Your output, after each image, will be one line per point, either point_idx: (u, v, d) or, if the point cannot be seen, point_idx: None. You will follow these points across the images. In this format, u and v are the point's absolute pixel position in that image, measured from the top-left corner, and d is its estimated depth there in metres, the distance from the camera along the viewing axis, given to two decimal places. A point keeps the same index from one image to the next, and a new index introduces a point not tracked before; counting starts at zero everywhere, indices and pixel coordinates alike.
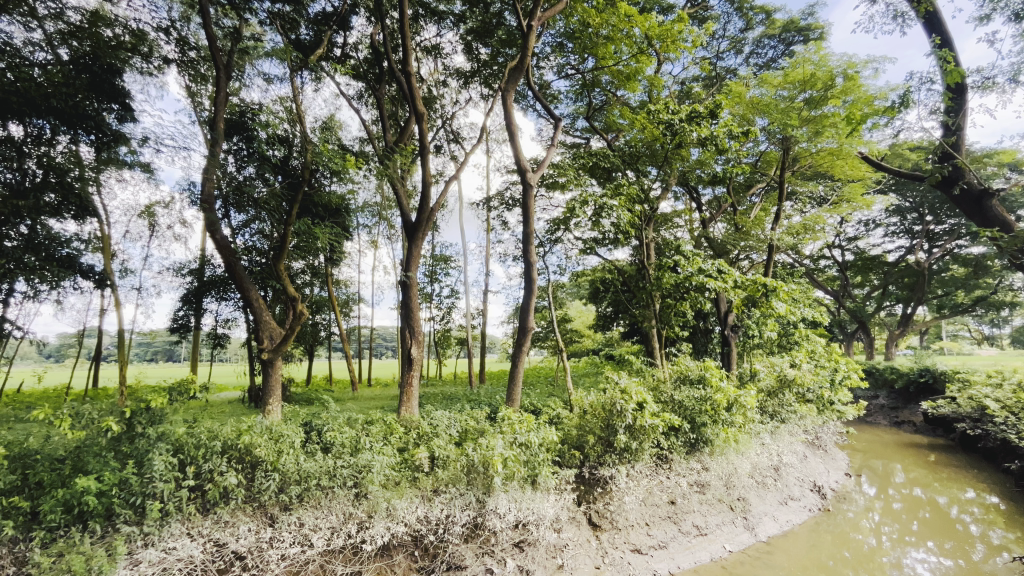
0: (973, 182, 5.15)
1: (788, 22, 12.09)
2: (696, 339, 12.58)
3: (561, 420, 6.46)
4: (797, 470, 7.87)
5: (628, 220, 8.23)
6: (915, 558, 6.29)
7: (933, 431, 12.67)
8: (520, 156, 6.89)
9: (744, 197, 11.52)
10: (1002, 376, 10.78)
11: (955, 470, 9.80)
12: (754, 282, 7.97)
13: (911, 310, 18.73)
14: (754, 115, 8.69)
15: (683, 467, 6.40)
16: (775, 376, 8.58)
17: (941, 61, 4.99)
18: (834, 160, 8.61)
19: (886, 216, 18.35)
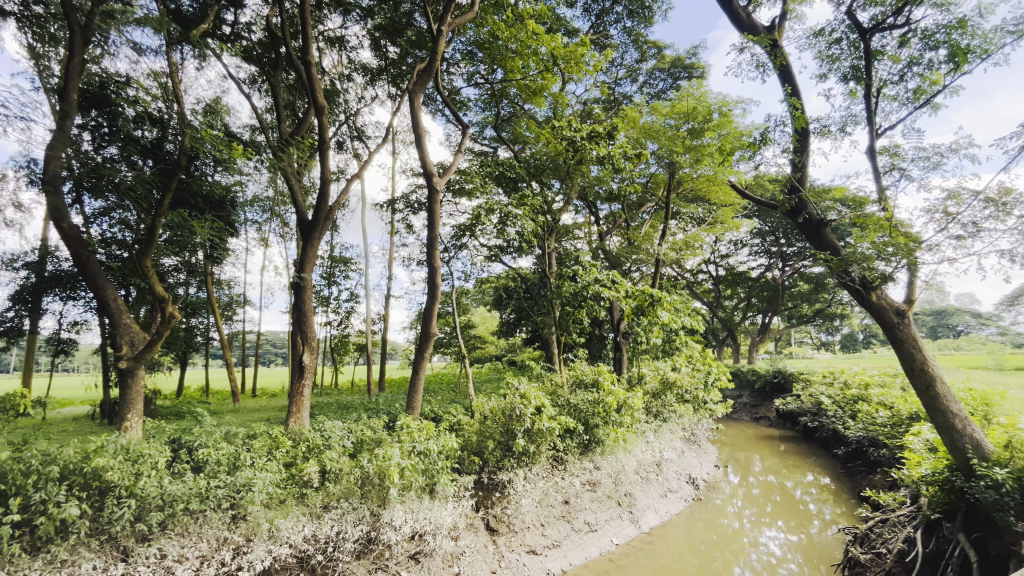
0: (812, 213, 5.93)
1: (676, 59, 13.41)
2: (592, 345, 13.33)
3: (462, 426, 6.42)
4: (676, 464, 8.65)
5: (532, 230, 8.47)
6: (769, 536, 7.22)
7: (783, 424, 14.67)
8: (427, 159, 6.77)
9: (636, 214, 12.50)
10: (834, 376, 12.93)
11: (799, 457, 11.45)
12: (642, 292, 8.67)
13: (768, 320, 21.60)
14: (646, 139, 9.47)
15: (577, 467, 6.69)
16: (659, 378, 9.36)
17: (791, 107, 5.82)
18: (710, 185, 9.73)
19: (751, 238, 21.01)
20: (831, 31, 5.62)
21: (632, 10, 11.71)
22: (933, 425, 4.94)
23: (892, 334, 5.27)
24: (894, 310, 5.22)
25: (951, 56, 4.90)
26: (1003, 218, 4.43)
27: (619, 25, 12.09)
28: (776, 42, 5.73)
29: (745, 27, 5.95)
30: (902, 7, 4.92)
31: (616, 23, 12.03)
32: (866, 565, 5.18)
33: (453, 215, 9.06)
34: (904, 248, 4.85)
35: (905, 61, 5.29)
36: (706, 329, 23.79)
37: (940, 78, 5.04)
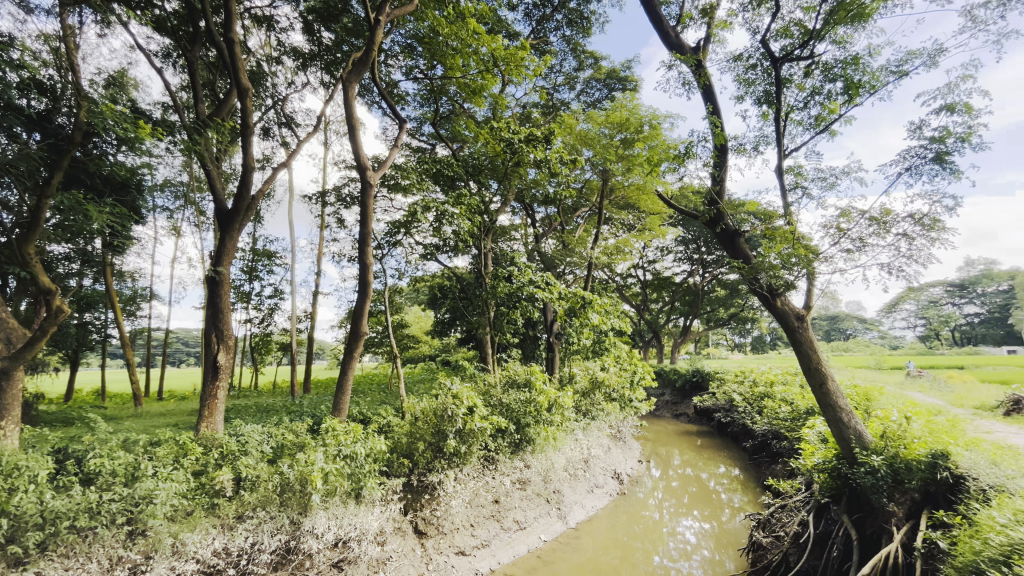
0: (728, 224, 6.38)
1: (611, 71, 13.94)
2: (526, 345, 13.54)
3: (391, 428, 6.27)
4: (602, 460, 8.97)
5: (469, 229, 8.45)
6: (685, 526, 7.69)
7: (699, 419, 15.72)
8: (360, 151, 6.52)
9: (570, 218, 12.85)
10: (745, 375, 14.04)
11: (713, 450, 12.30)
12: (575, 294, 8.93)
13: (689, 322, 23.06)
14: (581, 146, 9.76)
15: (507, 466, 6.75)
16: (588, 378, 9.67)
17: (712, 124, 6.23)
18: (640, 194, 10.21)
19: (676, 245, 22.29)
20: (748, 57, 6.10)
21: (571, 20, 12.02)
22: (825, 419, 5.51)
23: (793, 336, 5.79)
24: (795, 315, 5.75)
25: (846, 89, 5.49)
26: (883, 235, 5.04)
27: (558, 33, 12.37)
28: (701, 63, 6.12)
29: (674, 46, 6.30)
30: (808, 41, 5.44)
31: (556, 30, 12.29)
32: (767, 548, 5.68)
33: (387, 211, 8.82)
34: (805, 259, 5.36)
35: (809, 90, 5.85)
36: (634, 331, 24.93)
37: (837, 108, 5.63)
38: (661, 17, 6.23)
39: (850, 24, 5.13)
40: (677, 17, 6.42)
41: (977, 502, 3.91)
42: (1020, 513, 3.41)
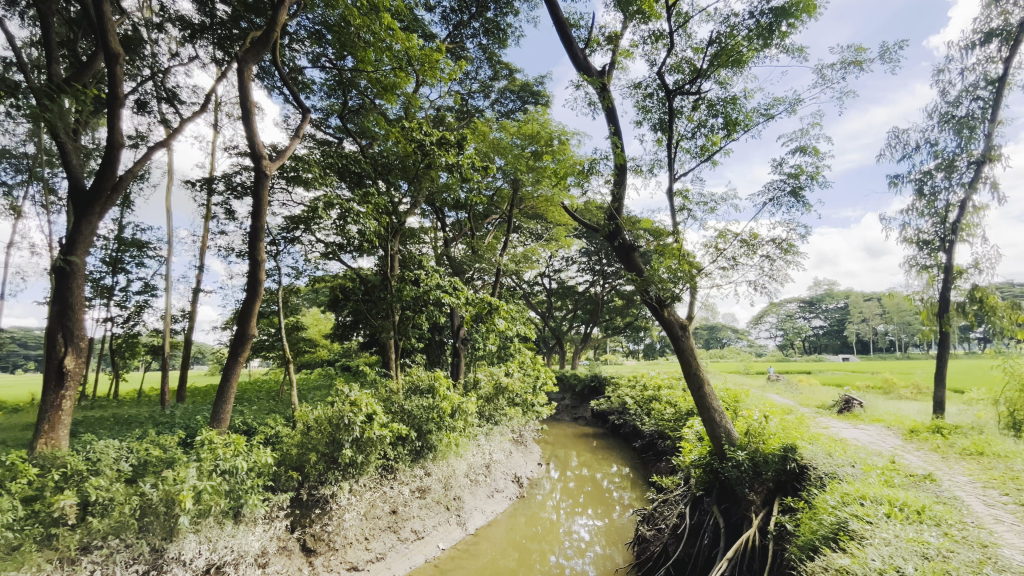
0: (625, 238, 6.80)
1: (525, 84, 14.35)
2: (431, 351, 13.36)
3: (280, 438, 5.80)
4: (503, 465, 9.10)
5: (375, 230, 8.14)
6: (580, 525, 8.04)
7: (596, 422, 16.60)
8: (255, 138, 5.98)
9: (481, 224, 12.94)
10: (637, 380, 15.10)
11: (606, 451, 13.03)
12: (482, 300, 8.97)
13: (590, 330, 24.31)
14: (493, 155, 9.91)
15: (407, 475, 6.56)
16: (492, 384, 9.77)
17: (614, 144, 6.65)
18: (548, 205, 10.57)
19: (579, 256, 23.41)
20: (646, 86, 6.60)
21: (488, 29, 12.17)
22: (701, 419, 6.08)
23: (677, 344, 6.32)
24: (680, 325, 6.28)
25: (726, 125, 6.19)
26: (751, 255, 5.73)
27: (474, 41, 12.47)
28: (606, 86, 6.51)
29: (582, 68, 6.63)
30: (696, 78, 6.04)
31: (473, 38, 12.38)
32: (650, 540, 6.14)
33: (285, 205, 8.19)
34: (688, 274, 5.91)
35: (697, 122, 6.48)
36: (538, 337, 25.65)
37: (718, 141, 6.30)
38: (572, 39, 6.53)
39: (731, 68, 5.79)
40: (586, 40, 6.79)
41: (816, 488, 4.57)
42: (846, 496, 4.06)
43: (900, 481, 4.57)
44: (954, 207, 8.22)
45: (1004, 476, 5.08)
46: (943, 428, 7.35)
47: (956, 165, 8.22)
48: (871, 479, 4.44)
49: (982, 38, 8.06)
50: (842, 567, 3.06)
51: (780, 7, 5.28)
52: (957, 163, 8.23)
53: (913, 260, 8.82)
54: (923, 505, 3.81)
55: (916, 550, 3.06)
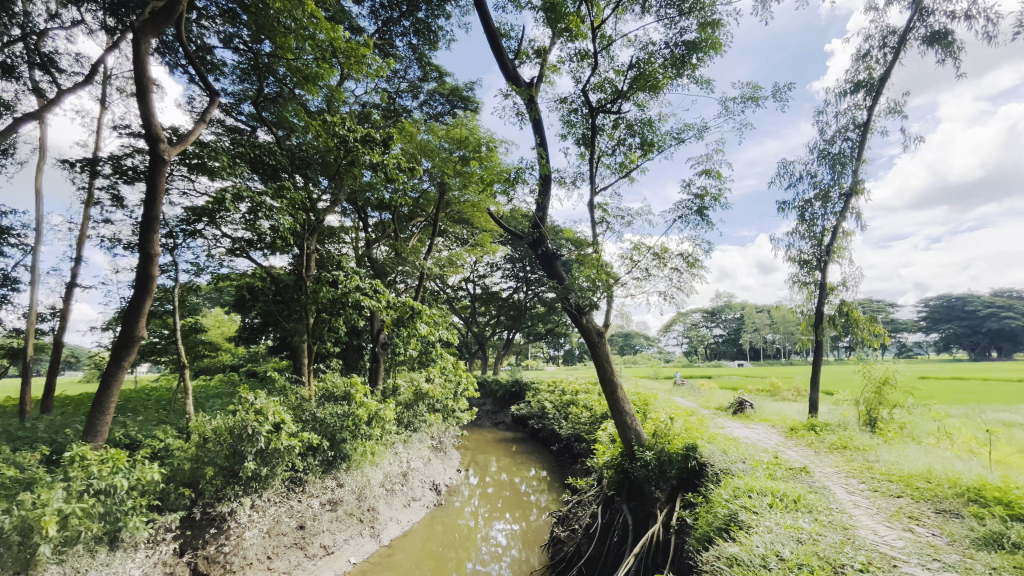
0: (548, 246, 6.95)
1: (455, 89, 14.31)
2: (348, 356, 13.02)
3: (170, 452, 5.23)
4: (421, 473, 8.91)
5: (291, 227, 7.64)
6: (497, 530, 8.08)
7: (515, 427, 16.80)
8: (152, 118, 5.37)
9: (405, 227, 12.63)
10: (557, 385, 15.52)
11: (525, 455, 13.21)
12: (404, 304, 8.67)
13: (512, 336, 24.62)
14: (421, 157, 9.74)
15: (317, 487, 6.20)
16: (412, 390, 9.56)
17: (540, 155, 6.82)
18: (474, 211, 10.58)
19: (504, 263, 23.64)
20: (571, 102, 6.86)
21: (418, 29, 11.99)
22: (614, 422, 6.37)
23: (594, 350, 6.55)
24: (597, 331, 6.54)
25: (643, 144, 6.61)
26: (662, 268, 6.14)
27: (404, 39, 12.24)
28: (534, 98, 6.66)
29: (512, 78, 6.74)
30: (617, 98, 6.39)
31: (403, 36, 12.15)
32: (564, 540, 6.31)
33: (185, 194, 7.46)
34: (605, 283, 6.20)
35: (617, 140, 6.84)
36: (461, 343, 25.48)
37: (636, 159, 6.70)
38: (502, 48, 6.63)
39: (648, 92, 6.20)
40: (516, 51, 6.91)
41: (712, 483, 4.98)
42: (737, 489, 4.45)
43: (780, 474, 5.11)
44: (829, 232, 9.41)
45: (861, 466, 5.88)
46: (816, 425, 8.35)
47: (830, 196, 9.43)
48: (758, 473, 4.93)
49: (852, 88, 9.35)
50: (732, 555, 3.34)
51: (692, 42, 5.76)
52: (831, 194, 9.44)
53: (796, 277, 9.95)
54: (799, 495, 4.30)
55: (793, 536, 3.44)
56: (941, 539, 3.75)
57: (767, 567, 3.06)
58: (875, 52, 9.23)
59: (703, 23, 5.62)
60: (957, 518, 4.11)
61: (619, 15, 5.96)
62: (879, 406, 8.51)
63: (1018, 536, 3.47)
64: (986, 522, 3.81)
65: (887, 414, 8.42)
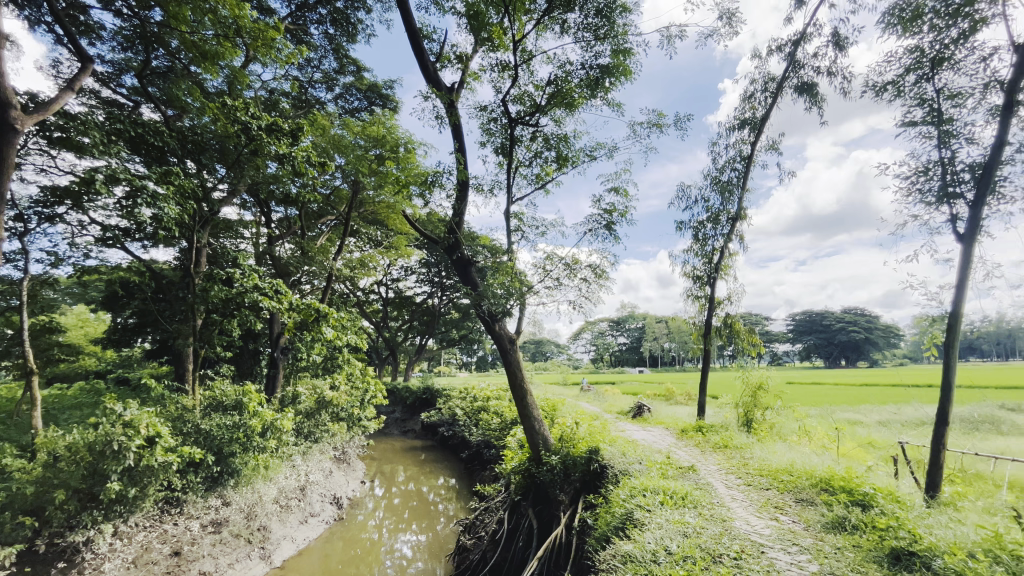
0: (463, 253, 6.91)
1: (373, 85, 13.84)
2: (242, 361, 12.08)
3: (7, 475, 4.41)
4: (321, 486, 8.39)
5: (177, 217, 6.84)
6: (402, 542, 7.83)
7: (425, 435, 16.45)
8: (3, 80, 4.54)
9: (313, 224, 11.90)
10: (468, 391, 15.50)
11: (433, 463, 12.99)
12: (308, 306, 8.05)
13: (425, 341, 24.14)
14: (333, 151, 9.31)
15: (197, 508, 5.60)
16: (313, 398, 9.01)
17: (459, 161, 6.80)
18: (389, 213, 10.27)
19: (419, 267, 23.17)
20: (492, 110, 6.91)
21: (336, 19, 11.44)
22: (522, 428, 6.47)
23: (506, 357, 6.60)
24: (509, 338, 6.60)
25: (558, 158, 6.87)
26: (572, 278, 6.39)
27: (320, 27, 11.60)
28: (453, 103, 6.63)
29: (432, 81, 6.66)
30: (535, 112, 6.57)
31: (318, 24, 11.51)
32: (470, 548, 6.28)
33: (43, 171, 6.41)
34: (518, 291, 6.31)
35: (534, 152, 7.03)
36: (369, 348, 24.48)
37: (551, 172, 6.93)
38: (423, 50, 6.53)
39: (565, 109, 6.45)
40: (437, 54, 6.84)
41: (611, 484, 5.25)
42: (633, 489, 4.74)
43: (671, 473, 5.53)
44: (717, 251, 10.43)
45: (739, 463, 6.53)
46: (703, 427, 9.15)
47: (720, 219, 10.47)
48: (652, 473, 5.29)
49: (739, 124, 10.49)
50: (626, 551, 3.54)
51: (605, 66, 6.10)
52: (720, 217, 10.48)
53: (690, 291, 10.89)
54: (687, 492, 4.68)
55: (680, 530, 3.73)
56: (799, 525, 4.29)
57: (656, 562, 3.27)
58: (759, 95, 10.45)
59: (616, 50, 5.98)
60: (812, 505, 4.72)
61: (539, 32, 6.14)
62: (754, 408, 9.52)
63: (856, 519, 4.08)
64: (833, 508, 4.42)
65: (760, 415, 9.47)
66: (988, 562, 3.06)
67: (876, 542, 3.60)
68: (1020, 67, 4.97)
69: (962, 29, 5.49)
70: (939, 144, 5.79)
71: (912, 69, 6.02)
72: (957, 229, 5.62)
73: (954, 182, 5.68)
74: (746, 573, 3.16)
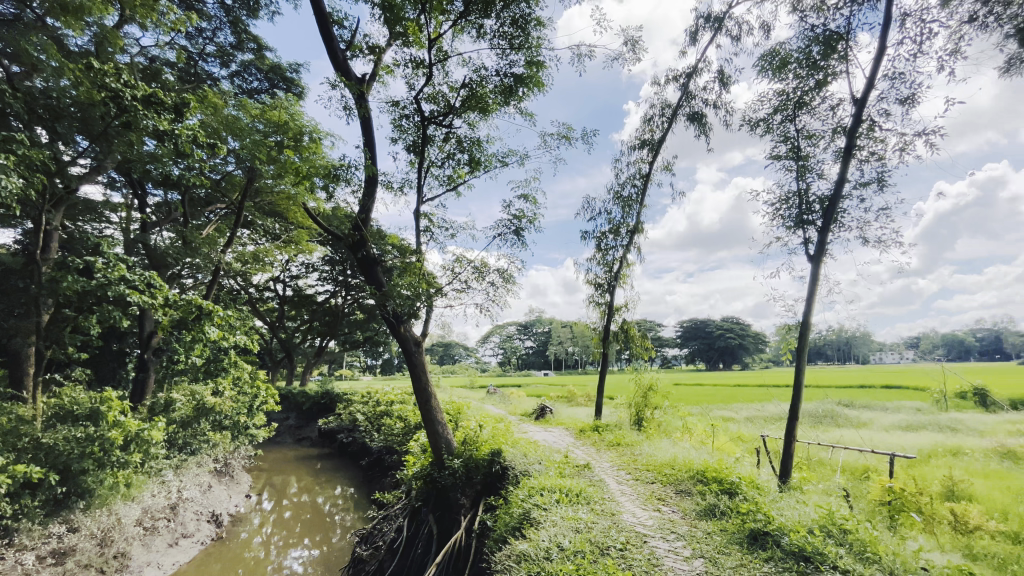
0: (370, 251, 6.65)
1: (275, 66, 12.86)
2: (102, 364, 10.51)
3: None
4: (196, 503, 7.56)
5: (21, 193, 5.78)
6: (292, 558, 7.30)
7: (322, 442, 15.51)
8: None
9: (199, 212, 10.74)
10: (371, 396, 14.92)
11: (331, 472, 12.27)
12: (189, 302, 7.21)
13: (325, 343, 22.82)
14: (225, 134, 8.50)
15: (33, 537, 4.74)
16: (191, 405, 8.09)
17: (369, 155, 6.53)
18: (289, 205, 9.58)
19: (322, 264, 21.87)
20: (404, 106, 6.75)
21: None
22: (425, 431, 6.35)
23: (410, 360, 6.44)
24: (414, 340, 6.43)
25: (470, 162, 6.88)
26: (480, 281, 6.43)
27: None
28: (363, 95, 6.37)
29: (341, 69, 6.35)
30: (449, 113, 6.54)
31: None
32: (366, 559, 6.03)
33: None
34: (426, 293, 6.20)
35: (446, 153, 6.99)
36: (262, 349, 22.60)
37: (463, 175, 6.93)
38: (332, 36, 6.20)
39: (479, 113, 6.50)
40: (348, 43, 6.54)
41: (511, 485, 5.35)
42: (531, 488, 4.87)
43: (568, 471, 5.78)
44: (617, 261, 11.13)
45: (629, 459, 7.00)
46: (599, 426, 9.67)
47: (620, 231, 11.18)
48: (550, 472, 5.49)
49: (640, 144, 11.31)
50: (520, 550, 3.62)
51: (519, 75, 6.24)
52: (620, 229, 11.19)
53: (592, 298, 11.48)
54: (581, 489, 4.92)
55: (573, 526, 3.91)
56: (678, 514, 4.70)
57: (548, 558, 3.39)
58: (657, 119, 11.34)
59: (530, 61, 6.16)
60: (689, 495, 5.21)
61: (455, 33, 6.13)
62: (645, 408, 10.27)
63: (724, 505, 4.56)
64: (706, 497, 4.91)
65: (650, 414, 10.24)
66: (823, 537, 3.58)
67: (739, 525, 4.06)
68: (857, 117, 5.95)
69: (817, 80, 6.44)
70: (798, 176, 6.72)
71: (779, 110, 6.92)
72: (808, 251, 6.55)
73: (807, 211, 6.62)
74: (628, 562, 3.39)
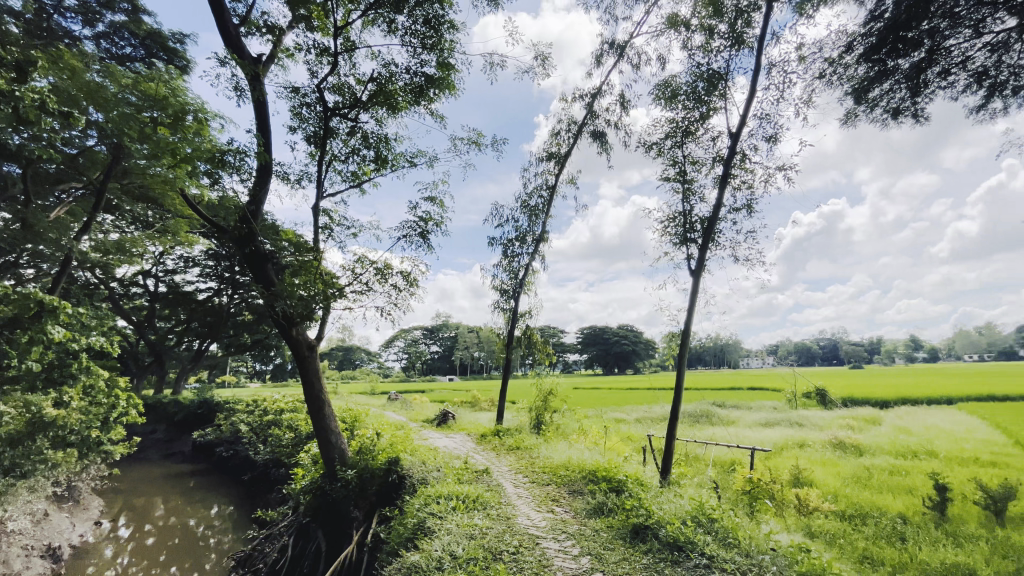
0: (260, 246, 6.14)
1: (154, 33, 11.37)
2: None
3: None
4: (27, 536, 6.50)
5: None
6: None
7: (196, 458, 13.91)
8: None
9: (46, 190, 9.13)
10: (257, 404, 13.68)
11: (206, 490, 11.02)
12: (25, 295, 5.99)
13: (205, 346, 20.51)
14: (85, 102, 7.33)
15: None
16: (24, 418, 6.81)
17: (263, 143, 6.03)
18: (164, 190, 8.48)
19: (204, 258, 19.68)
20: (304, 94, 6.33)
21: None
22: (316, 441, 5.95)
23: (302, 365, 5.99)
24: (307, 344, 5.96)
25: (376, 158, 6.64)
26: (382, 283, 6.20)
27: None
28: (259, 77, 5.87)
29: (234, 46, 5.80)
30: (355, 106, 6.26)
31: None
32: None
33: None
34: (324, 293, 5.73)
35: (351, 148, 6.68)
36: (124, 353, 19.73)
37: (368, 172, 6.66)
38: (224, 9, 5.65)
39: (386, 110, 6.31)
40: (243, 18, 6.00)
41: (407, 495, 5.21)
42: (427, 497, 4.77)
43: (467, 477, 5.75)
44: (522, 268, 11.40)
45: (527, 462, 7.17)
46: (501, 431, 9.79)
47: (526, 239, 11.48)
48: (448, 479, 5.41)
49: (547, 156, 11.71)
50: (412, 561, 3.53)
51: (430, 76, 6.18)
52: (527, 237, 11.49)
53: (497, 303, 11.63)
54: (478, 494, 4.92)
55: (467, 533, 3.89)
56: (569, 514, 4.89)
57: (440, 567, 3.34)
58: (564, 134, 11.84)
59: (442, 63, 6.11)
60: (581, 494, 5.46)
61: (365, 25, 5.91)
62: (545, 411, 10.59)
63: (611, 503, 4.84)
64: (596, 496, 5.18)
65: (549, 417, 10.57)
66: (693, 527, 3.95)
67: (624, 521, 4.33)
68: (732, 149, 6.71)
69: (701, 113, 7.17)
70: (684, 198, 7.41)
71: (670, 136, 7.58)
72: (691, 265, 7.22)
73: (690, 229, 7.32)
74: (519, 565, 3.45)
